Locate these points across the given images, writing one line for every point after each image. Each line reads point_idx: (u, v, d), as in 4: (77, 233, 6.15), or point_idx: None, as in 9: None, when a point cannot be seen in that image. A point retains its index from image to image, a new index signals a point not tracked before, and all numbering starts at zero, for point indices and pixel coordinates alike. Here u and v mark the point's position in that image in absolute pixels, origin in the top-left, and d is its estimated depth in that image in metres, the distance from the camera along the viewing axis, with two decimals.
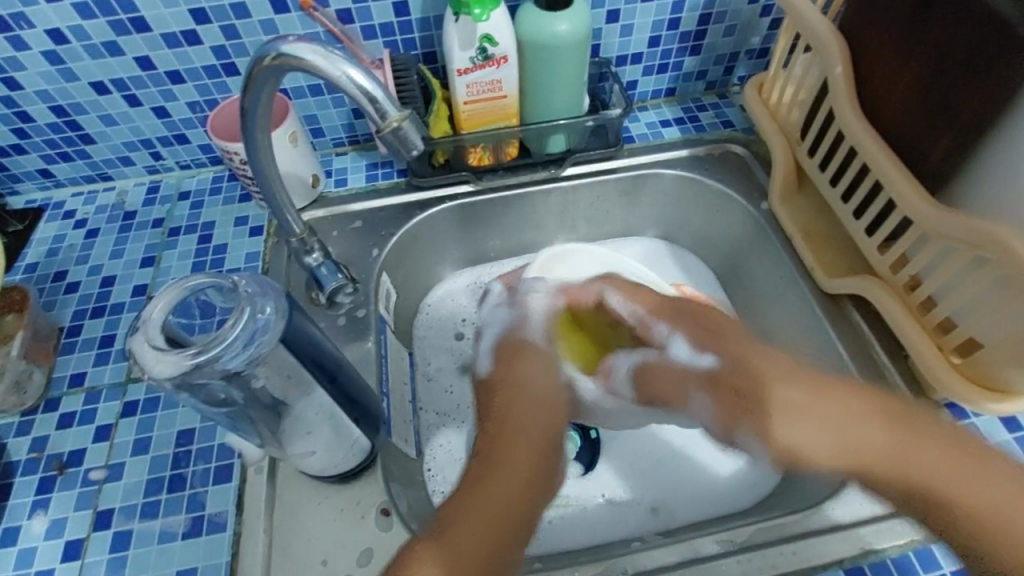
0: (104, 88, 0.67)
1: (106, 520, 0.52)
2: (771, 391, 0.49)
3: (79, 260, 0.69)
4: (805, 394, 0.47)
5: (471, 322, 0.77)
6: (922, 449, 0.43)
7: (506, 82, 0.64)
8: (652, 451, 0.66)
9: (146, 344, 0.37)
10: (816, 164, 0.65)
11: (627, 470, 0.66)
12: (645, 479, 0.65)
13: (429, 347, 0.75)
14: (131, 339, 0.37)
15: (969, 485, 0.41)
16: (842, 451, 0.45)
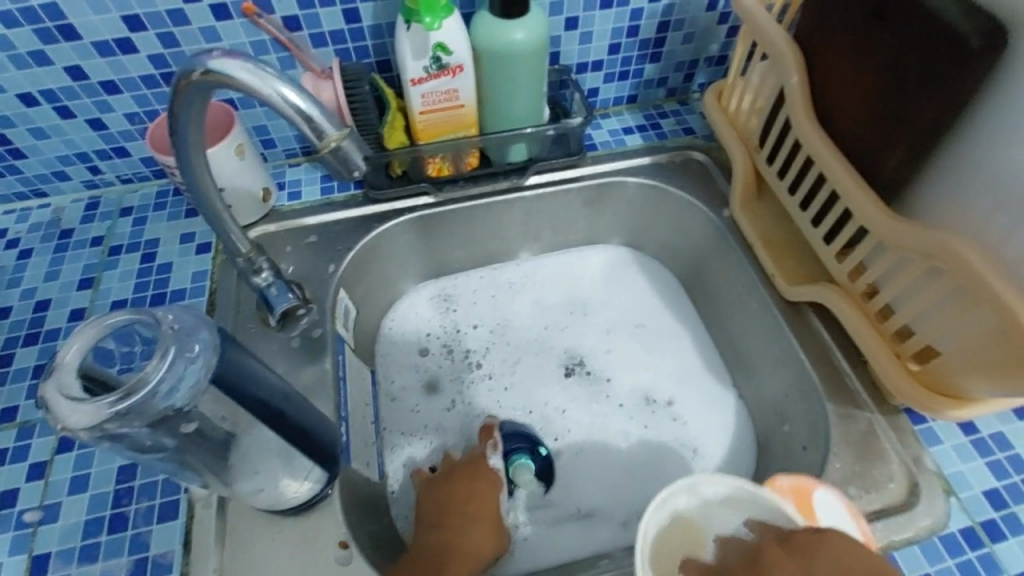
0: (32, 99, 0.62)
1: (40, 566, 0.48)
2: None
3: (10, 284, 0.64)
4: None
5: (435, 337, 0.75)
6: None
7: (461, 91, 0.62)
8: (620, 464, 0.66)
9: (59, 392, 0.33)
10: (775, 171, 0.65)
11: (596, 484, 0.65)
12: (613, 493, 0.64)
13: (392, 364, 0.73)
14: (40, 388, 0.34)
15: None
16: None
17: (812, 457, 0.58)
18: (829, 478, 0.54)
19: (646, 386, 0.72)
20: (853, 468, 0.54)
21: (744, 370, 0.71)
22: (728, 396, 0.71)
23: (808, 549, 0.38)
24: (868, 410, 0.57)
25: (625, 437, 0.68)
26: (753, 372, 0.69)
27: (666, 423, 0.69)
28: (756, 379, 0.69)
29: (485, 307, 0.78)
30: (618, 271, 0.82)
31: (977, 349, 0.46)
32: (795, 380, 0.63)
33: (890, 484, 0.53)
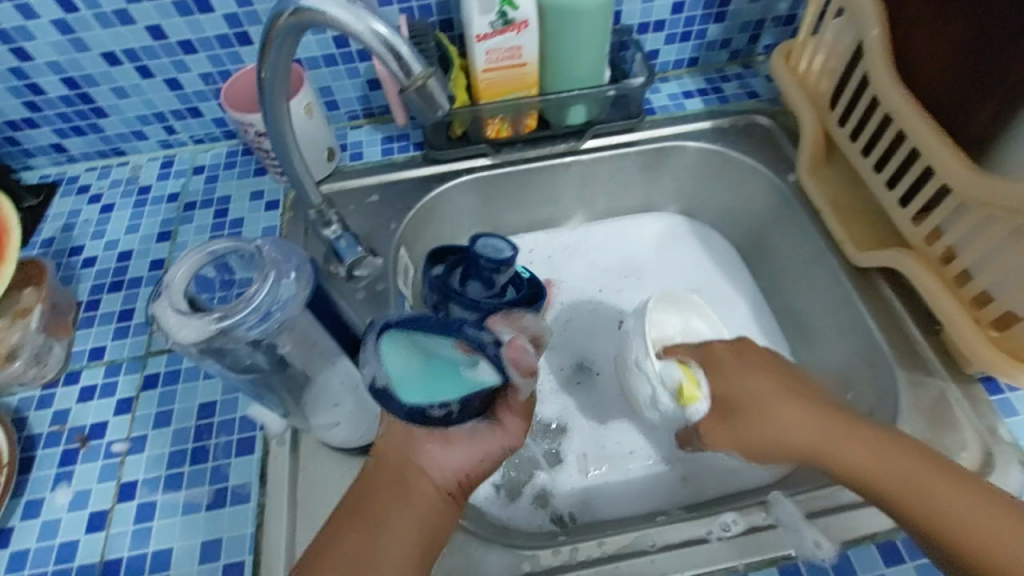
0: (116, 58, 0.65)
1: (130, 491, 0.52)
2: (748, 363, 0.55)
3: (95, 235, 0.68)
4: (749, 359, 0.56)
5: None
6: (854, 433, 0.48)
7: (525, 48, 0.62)
8: None
9: (170, 310, 0.36)
10: (847, 133, 0.63)
11: (652, 441, 0.65)
12: (668, 453, 0.64)
13: None
14: (153, 305, 0.37)
15: (848, 450, 0.48)
16: (767, 396, 0.53)
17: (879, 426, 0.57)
18: None
19: None
20: (924, 435, 0.53)
21: (806, 339, 0.69)
22: None
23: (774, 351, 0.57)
24: (941, 378, 0.55)
25: None
26: (816, 341, 0.67)
27: None
28: (819, 348, 0.67)
29: (538, 271, 0.78)
30: (673, 239, 0.80)
31: None
32: (862, 349, 0.61)
33: (962, 454, 0.52)
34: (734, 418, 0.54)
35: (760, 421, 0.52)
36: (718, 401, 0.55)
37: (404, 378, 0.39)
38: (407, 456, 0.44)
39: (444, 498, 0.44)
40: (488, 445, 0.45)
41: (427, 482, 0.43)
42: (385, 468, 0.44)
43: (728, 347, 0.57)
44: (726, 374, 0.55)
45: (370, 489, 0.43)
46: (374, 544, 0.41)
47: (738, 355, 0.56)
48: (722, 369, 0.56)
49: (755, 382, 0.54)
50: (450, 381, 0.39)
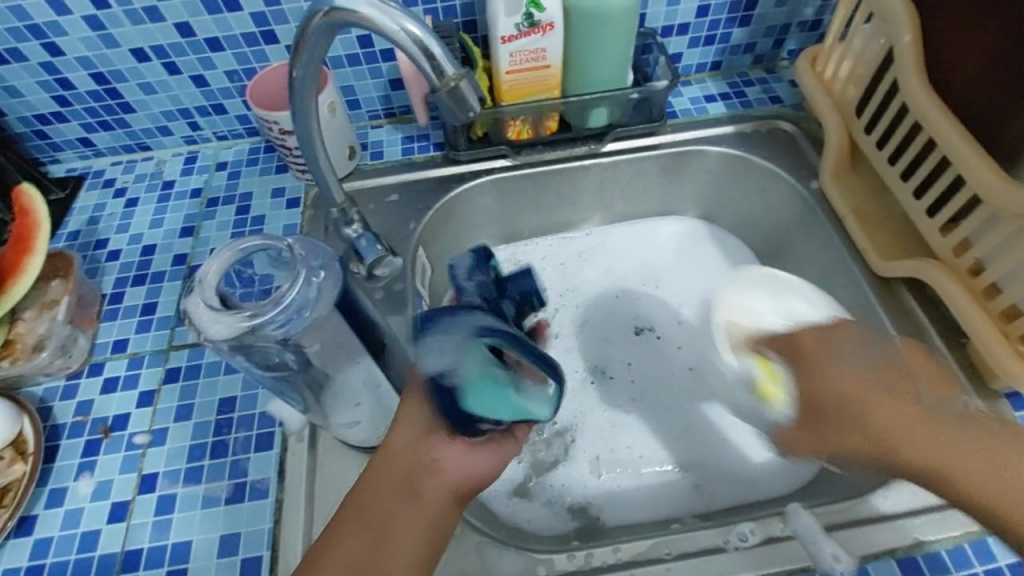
0: (144, 55, 0.66)
1: (151, 483, 0.52)
2: (840, 353, 0.49)
3: (119, 229, 0.69)
4: (838, 347, 0.49)
5: None
6: (947, 431, 0.45)
7: (550, 50, 0.62)
8: (690, 430, 0.66)
9: (202, 306, 0.37)
10: (874, 141, 0.62)
11: (668, 447, 0.65)
12: (684, 459, 0.64)
13: None
14: (186, 299, 0.38)
15: (948, 452, 0.43)
16: (857, 386, 0.47)
17: None
18: None
19: None
20: None
21: None
22: None
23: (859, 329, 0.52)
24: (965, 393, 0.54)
25: (696, 406, 0.67)
26: None
27: None
28: None
29: (555, 274, 0.78)
30: (691, 244, 0.80)
31: None
32: None
33: None
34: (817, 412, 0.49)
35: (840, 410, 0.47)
36: (804, 397, 0.50)
37: (476, 386, 0.41)
38: (421, 451, 0.44)
39: (452, 498, 0.44)
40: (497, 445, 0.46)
41: (440, 481, 0.44)
42: (394, 465, 0.43)
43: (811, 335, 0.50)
44: (816, 364, 0.48)
45: (381, 481, 0.43)
46: (384, 538, 0.41)
47: (830, 347, 0.49)
48: (814, 366, 0.48)
49: (847, 372, 0.48)
50: (507, 405, 0.42)
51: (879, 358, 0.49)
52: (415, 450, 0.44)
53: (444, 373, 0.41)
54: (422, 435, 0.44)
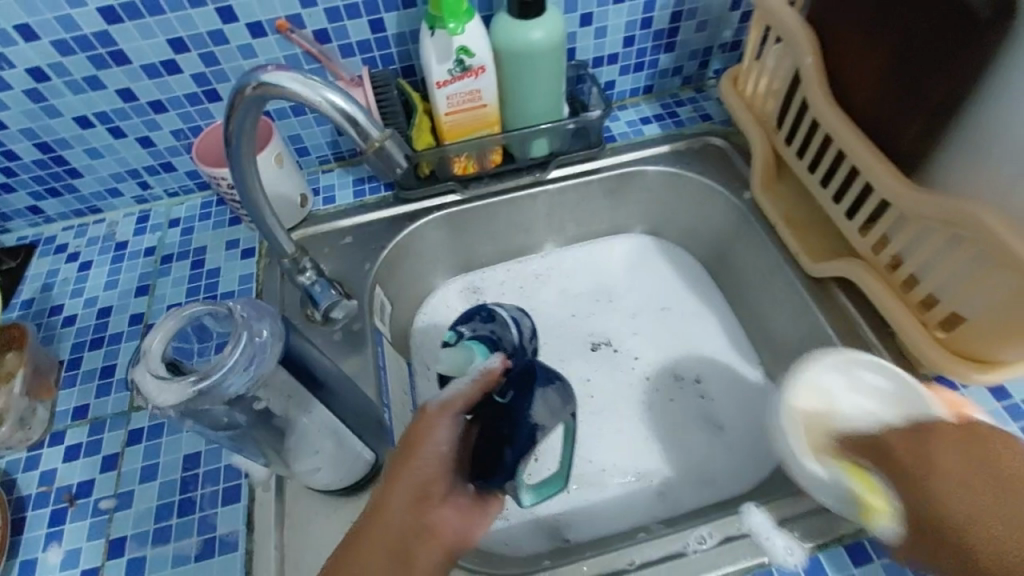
0: (88, 121, 0.67)
1: (119, 547, 0.52)
2: (949, 460, 0.38)
3: (74, 293, 0.69)
4: (925, 436, 0.40)
5: None
6: None
7: (484, 91, 0.65)
8: (652, 439, 0.68)
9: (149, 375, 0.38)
10: (793, 151, 0.67)
11: (633, 458, 0.67)
12: (648, 468, 0.66)
13: (427, 355, 0.76)
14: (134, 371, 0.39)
15: None
16: (972, 513, 0.36)
17: None
18: None
19: (674, 367, 0.74)
20: None
21: (771, 349, 0.72)
22: (756, 374, 0.72)
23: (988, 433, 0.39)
24: None
25: (655, 415, 0.70)
26: (780, 350, 0.70)
27: (696, 404, 0.70)
28: (784, 358, 0.70)
29: (513, 298, 0.81)
30: (641, 258, 0.83)
31: (1005, 312, 0.47)
32: None
33: None
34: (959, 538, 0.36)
35: (972, 531, 0.36)
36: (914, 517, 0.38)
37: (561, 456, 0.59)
38: (416, 502, 0.45)
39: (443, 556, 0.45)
40: (476, 517, 0.48)
41: (432, 539, 0.44)
42: (393, 520, 0.43)
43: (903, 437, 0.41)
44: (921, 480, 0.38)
45: (374, 534, 0.43)
46: None
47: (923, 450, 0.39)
48: (901, 467, 0.40)
49: (956, 489, 0.37)
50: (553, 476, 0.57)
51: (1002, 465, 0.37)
52: (410, 502, 0.45)
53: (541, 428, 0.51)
54: (418, 485, 0.46)
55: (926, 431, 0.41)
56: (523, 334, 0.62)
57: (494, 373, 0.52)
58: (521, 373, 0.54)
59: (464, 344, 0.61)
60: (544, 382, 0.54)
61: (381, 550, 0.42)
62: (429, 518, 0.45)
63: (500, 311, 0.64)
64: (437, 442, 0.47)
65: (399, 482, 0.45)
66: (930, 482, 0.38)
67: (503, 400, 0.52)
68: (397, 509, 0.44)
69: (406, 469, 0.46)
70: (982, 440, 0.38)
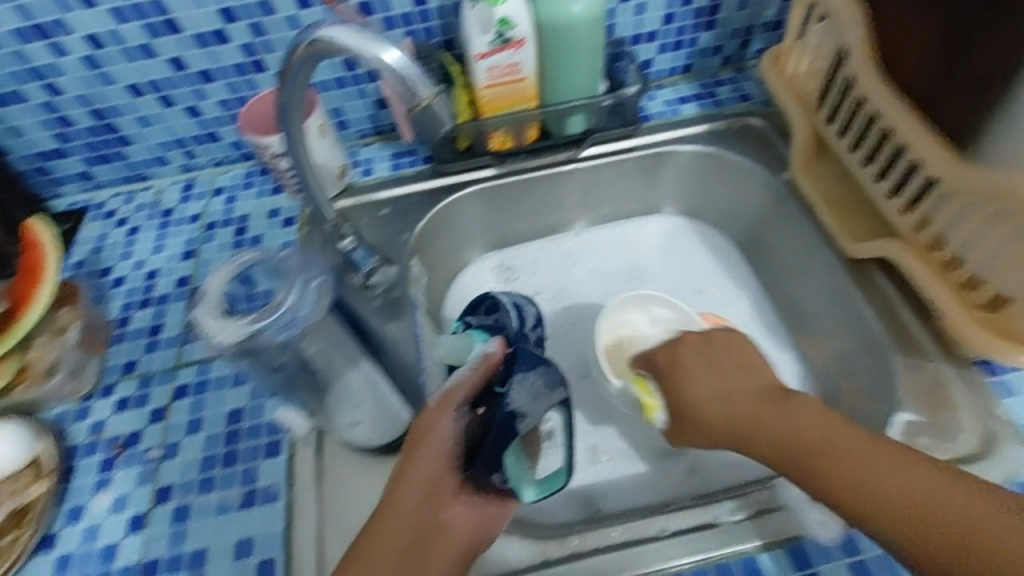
0: (140, 89, 0.70)
1: (165, 495, 0.55)
2: (697, 364, 0.54)
3: (122, 256, 0.72)
4: (676, 348, 0.57)
5: None
6: (839, 434, 0.44)
7: (524, 64, 0.65)
8: None
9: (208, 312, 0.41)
10: (835, 130, 0.66)
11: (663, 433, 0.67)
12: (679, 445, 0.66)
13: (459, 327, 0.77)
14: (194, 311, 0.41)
15: (824, 457, 0.44)
16: (721, 401, 0.51)
17: (881, 410, 0.59)
18: (901, 427, 0.54)
19: None
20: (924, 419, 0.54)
21: (806, 333, 0.71)
22: (789, 357, 0.72)
23: (715, 339, 0.56)
24: (935, 360, 0.57)
25: None
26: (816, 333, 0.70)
27: None
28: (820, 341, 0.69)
29: (545, 276, 0.81)
30: (675, 239, 0.83)
31: None
32: (860, 339, 0.63)
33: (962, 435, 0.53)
34: (787, 456, 0.46)
35: (799, 458, 0.45)
36: (677, 411, 0.54)
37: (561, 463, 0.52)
38: (421, 500, 0.45)
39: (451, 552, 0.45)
40: (491, 513, 0.48)
41: (440, 535, 0.45)
42: (401, 513, 0.45)
43: (663, 349, 0.58)
44: (678, 381, 0.54)
45: (380, 531, 0.44)
46: None
47: (679, 358, 0.56)
48: (667, 374, 0.56)
49: (700, 387, 0.52)
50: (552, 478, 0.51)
51: (738, 367, 0.53)
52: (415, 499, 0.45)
53: (522, 416, 0.47)
54: (423, 482, 0.46)
55: (677, 344, 0.57)
56: (526, 320, 0.60)
57: (492, 361, 0.51)
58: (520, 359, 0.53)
59: (467, 332, 0.58)
60: (527, 366, 0.51)
61: (390, 543, 0.44)
62: (438, 512, 0.46)
63: (502, 298, 0.62)
64: (442, 436, 0.47)
65: (406, 478, 0.46)
66: (682, 378, 0.54)
67: (502, 390, 0.49)
68: (400, 506, 0.45)
69: (411, 467, 0.46)
70: (725, 348, 0.55)
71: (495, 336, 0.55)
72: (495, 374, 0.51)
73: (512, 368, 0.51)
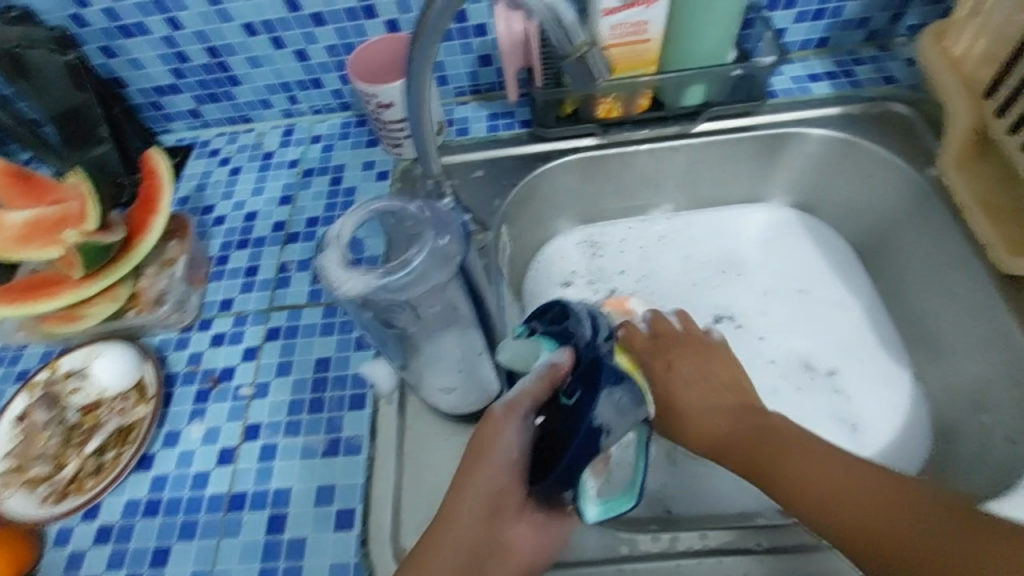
0: (253, 29, 0.69)
1: (254, 432, 0.56)
2: (679, 367, 0.52)
3: (224, 196, 0.74)
4: (655, 343, 0.54)
5: (582, 276, 0.76)
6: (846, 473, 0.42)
7: (651, 23, 0.60)
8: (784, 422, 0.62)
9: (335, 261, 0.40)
10: (1005, 126, 0.57)
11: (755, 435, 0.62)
12: None
13: (539, 296, 0.74)
14: (321, 255, 0.41)
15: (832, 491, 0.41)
16: (701, 409, 0.49)
17: None
18: None
19: (807, 353, 0.68)
20: None
21: (929, 351, 0.64)
22: (903, 375, 0.65)
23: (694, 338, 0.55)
24: None
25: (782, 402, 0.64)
26: (943, 354, 0.62)
27: (827, 396, 0.65)
28: (948, 362, 0.62)
29: (635, 256, 0.77)
30: (781, 232, 0.76)
31: None
32: (1004, 367, 0.56)
33: None
34: (755, 464, 0.45)
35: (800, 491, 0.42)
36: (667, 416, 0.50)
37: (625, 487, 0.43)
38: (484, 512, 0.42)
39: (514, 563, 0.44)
40: (554, 527, 0.45)
41: (504, 547, 0.43)
42: (463, 522, 0.43)
43: (641, 342, 0.54)
44: (663, 378, 0.51)
45: (444, 537, 0.42)
46: None
47: (655, 357, 0.53)
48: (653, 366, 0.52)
49: (684, 391, 0.50)
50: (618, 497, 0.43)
51: (723, 375, 0.52)
52: (480, 510, 0.42)
53: (607, 432, 0.39)
54: (487, 493, 0.43)
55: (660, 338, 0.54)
56: (601, 331, 0.47)
57: (558, 372, 0.42)
58: (589, 366, 0.42)
59: (533, 338, 0.47)
60: (612, 379, 0.40)
61: (452, 557, 0.42)
62: (503, 528, 0.43)
63: (575, 303, 0.49)
64: (507, 445, 0.42)
65: (468, 486, 0.43)
66: (671, 380, 0.51)
67: (570, 402, 0.41)
68: (463, 513, 0.43)
69: (472, 479, 0.42)
70: (711, 354, 0.54)
71: (565, 346, 0.44)
72: (563, 383, 0.42)
73: (593, 385, 0.40)
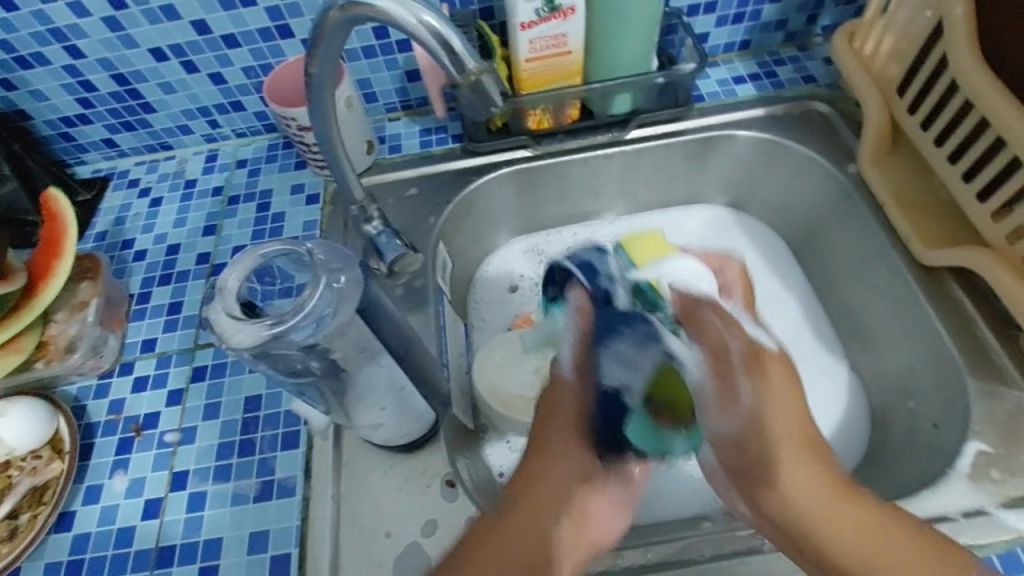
0: (163, 54, 0.66)
1: (182, 481, 0.53)
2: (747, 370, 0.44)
3: (145, 229, 0.70)
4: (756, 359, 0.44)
5: (529, 280, 0.75)
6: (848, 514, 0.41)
7: (570, 36, 0.60)
8: None
9: (225, 314, 0.42)
10: (918, 122, 0.58)
11: None
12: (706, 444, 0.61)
13: (485, 307, 0.73)
14: (210, 308, 0.42)
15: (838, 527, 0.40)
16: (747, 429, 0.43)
17: (947, 437, 0.53)
18: (969, 459, 0.50)
19: None
20: (997, 449, 0.50)
21: (862, 341, 0.66)
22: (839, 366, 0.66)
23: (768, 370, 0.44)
24: (1018, 388, 0.51)
25: None
26: (875, 345, 0.64)
27: None
28: (880, 353, 0.63)
29: None
30: (719, 232, 0.77)
31: None
32: (929, 356, 0.57)
33: None
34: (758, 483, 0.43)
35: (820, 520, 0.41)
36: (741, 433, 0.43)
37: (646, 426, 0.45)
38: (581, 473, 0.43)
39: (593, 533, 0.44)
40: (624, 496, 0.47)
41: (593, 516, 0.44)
42: (556, 484, 0.43)
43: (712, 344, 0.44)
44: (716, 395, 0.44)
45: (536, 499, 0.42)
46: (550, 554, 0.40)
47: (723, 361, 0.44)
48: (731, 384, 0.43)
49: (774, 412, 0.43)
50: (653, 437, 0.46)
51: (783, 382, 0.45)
52: (574, 472, 0.43)
53: (625, 391, 0.44)
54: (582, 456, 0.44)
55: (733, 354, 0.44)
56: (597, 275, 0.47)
57: (581, 312, 0.46)
58: (604, 328, 0.45)
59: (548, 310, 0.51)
60: (642, 341, 0.44)
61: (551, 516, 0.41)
62: (584, 494, 0.43)
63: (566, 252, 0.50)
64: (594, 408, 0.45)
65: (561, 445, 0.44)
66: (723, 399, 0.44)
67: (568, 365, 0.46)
68: (560, 472, 0.43)
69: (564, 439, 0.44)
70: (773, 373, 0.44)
71: (575, 284, 0.47)
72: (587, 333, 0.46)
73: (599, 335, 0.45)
